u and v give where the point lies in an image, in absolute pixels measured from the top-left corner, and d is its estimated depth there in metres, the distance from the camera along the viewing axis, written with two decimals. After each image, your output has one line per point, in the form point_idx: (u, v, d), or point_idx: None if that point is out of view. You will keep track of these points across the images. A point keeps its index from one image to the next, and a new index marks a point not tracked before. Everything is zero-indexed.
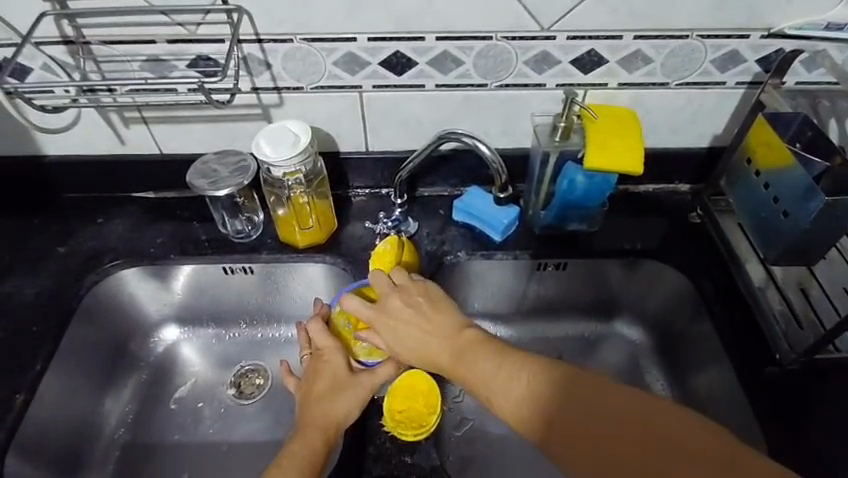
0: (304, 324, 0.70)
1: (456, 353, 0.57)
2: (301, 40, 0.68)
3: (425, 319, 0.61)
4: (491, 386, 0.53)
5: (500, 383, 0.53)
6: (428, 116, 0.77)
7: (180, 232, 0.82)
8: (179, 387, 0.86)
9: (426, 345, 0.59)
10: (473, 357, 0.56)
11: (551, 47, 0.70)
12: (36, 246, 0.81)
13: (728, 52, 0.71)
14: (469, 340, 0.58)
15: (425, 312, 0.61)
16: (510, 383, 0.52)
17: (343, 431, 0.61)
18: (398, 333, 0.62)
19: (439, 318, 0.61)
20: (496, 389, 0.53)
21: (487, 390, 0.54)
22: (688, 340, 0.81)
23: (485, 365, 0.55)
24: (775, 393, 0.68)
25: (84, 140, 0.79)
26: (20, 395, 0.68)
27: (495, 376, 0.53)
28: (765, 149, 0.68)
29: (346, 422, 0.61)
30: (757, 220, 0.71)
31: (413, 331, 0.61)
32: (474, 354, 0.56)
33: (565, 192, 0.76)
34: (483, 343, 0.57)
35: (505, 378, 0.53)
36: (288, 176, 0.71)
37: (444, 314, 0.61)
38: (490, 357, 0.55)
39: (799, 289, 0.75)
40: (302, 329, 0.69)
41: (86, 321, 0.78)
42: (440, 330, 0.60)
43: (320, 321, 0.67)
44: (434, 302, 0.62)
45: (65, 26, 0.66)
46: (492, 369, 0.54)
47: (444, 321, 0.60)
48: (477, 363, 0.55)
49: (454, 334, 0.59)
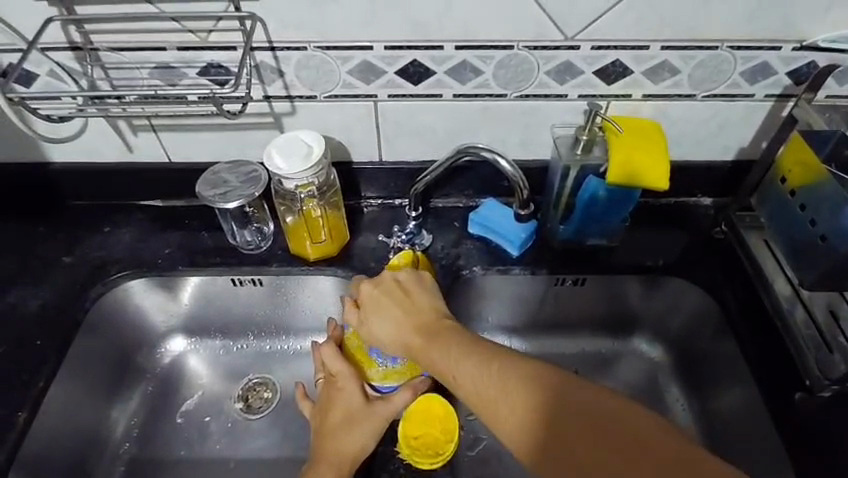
0: (318, 346, 0.68)
1: (434, 339, 0.57)
2: (315, 48, 0.66)
3: (408, 304, 0.62)
4: (462, 373, 0.53)
5: (472, 371, 0.52)
6: (444, 126, 0.75)
7: (188, 241, 0.80)
8: (186, 400, 0.84)
9: (404, 330, 0.60)
10: (460, 352, 0.54)
11: (574, 57, 0.67)
12: (42, 255, 0.79)
13: (759, 64, 0.68)
14: (449, 330, 0.58)
15: (409, 298, 0.62)
16: (484, 371, 0.51)
17: (360, 462, 0.60)
18: (380, 315, 0.62)
19: (422, 306, 0.61)
20: (467, 376, 0.52)
21: (458, 376, 0.53)
22: (710, 360, 0.78)
23: (460, 352, 0.54)
24: (804, 421, 0.65)
25: (91, 147, 0.77)
26: (22, 412, 0.66)
27: (469, 362, 0.53)
28: (802, 169, 0.66)
29: (362, 454, 0.60)
30: (789, 242, 0.68)
31: (395, 315, 0.61)
32: (451, 341, 0.56)
33: (585, 207, 0.74)
34: (462, 333, 0.57)
35: (478, 365, 0.52)
36: (301, 188, 0.69)
37: (427, 302, 0.62)
38: (472, 350, 0.54)
39: (829, 311, 0.71)
40: (315, 352, 0.67)
41: (91, 334, 0.76)
42: (420, 318, 0.60)
43: (333, 347, 0.65)
44: (423, 293, 0.63)
45: (73, 32, 0.64)
46: (466, 355, 0.53)
47: (426, 309, 0.61)
48: (453, 349, 0.55)
49: (435, 324, 0.59)
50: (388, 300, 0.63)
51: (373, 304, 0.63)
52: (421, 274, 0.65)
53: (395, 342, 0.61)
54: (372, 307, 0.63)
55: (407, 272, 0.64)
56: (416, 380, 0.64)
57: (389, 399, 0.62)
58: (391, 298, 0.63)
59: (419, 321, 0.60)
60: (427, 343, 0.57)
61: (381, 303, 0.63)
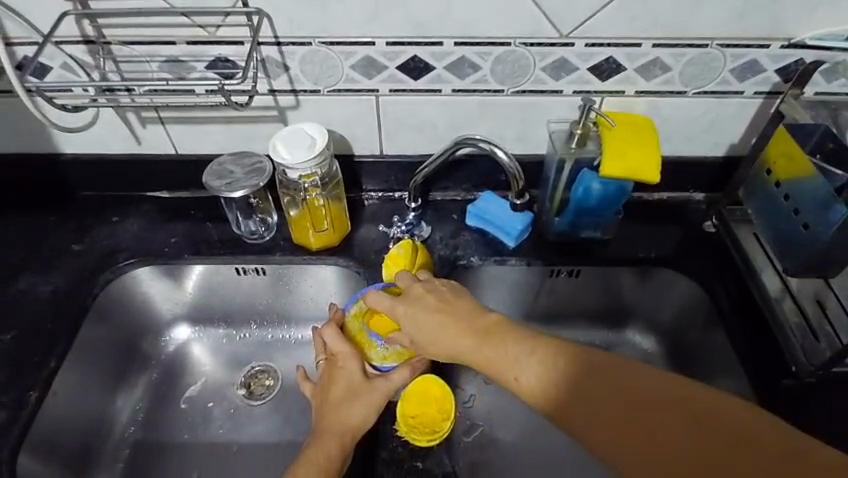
0: (318, 329, 0.71)
1: (482, 340, 0.55)
2: (320, 43, 0.68)
3: (444, 307, 0.59)
4: (523, 371, 0.51)
5: (534, 367, 0.50)
6: (443, 121, 0.77)
7: (194, 231, 0.83)
8: (189, 387, 0.86)
9: (451, 335, 0.57)
10: (504, 347, 0.53)
11: (569, 54, 0.70)
12: (52, 243, 0.81)
13: (748, 61, 0.70)
14: (493, 326, 0.56)
15: (445, 302, 0.60)
16: (546, 368, 0.50)
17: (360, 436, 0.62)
18: (421, 326, 0.59)
19: (461, 307, 0.59)
20: (529, 373, 0.50)
21: (518, 375, 0.51)
22: (701, 351, 0.80)
23: (516, 350, 0.52)
24: (791, 406, 0.67)
25: (101, 139, 0.79)
26: (33, 393, 0.69)
27: (528, 358, 0.51)
28: (786, 161, 0.68)
29: (363, 428, 0.62)
30: (777, 234, 0.70)
31: (435, 322, 0.59)
32: (502, 339, 0.54)
33: (580, 199, 0.76)
34: (510, 327, 0.55)
35: (538, 358, 0.51)
36: (304, 178, 0.71)
37: (465, 302, 0.60)
38: (516, 343, 0.53)
39: (815, 301, 0.74)
40: (315, 335, 0.70)
41: (100, 320, 0.78)
42: (463, 319, 0.57)
43: (334, 327, 0.68)
44: (456, 296, 0.61)
45: (86, 26, 0.66)
46: (523, 352, 0.52)
47: (466, 309, 0.59)
48: (508, 349, 0.53)
49: (480, 320, 0.57)
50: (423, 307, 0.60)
51: (411, 318, 0.60)
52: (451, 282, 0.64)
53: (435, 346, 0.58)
54: (410, 320, 0.60)
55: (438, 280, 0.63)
56: (415, 359, 0.67)
57: (389, 377, 0.65)
58: (427, 307, 0.60)
59: (462, 323, 0.57)
60: (476, 344, 0.55)
61: (418, 315, 0.60)
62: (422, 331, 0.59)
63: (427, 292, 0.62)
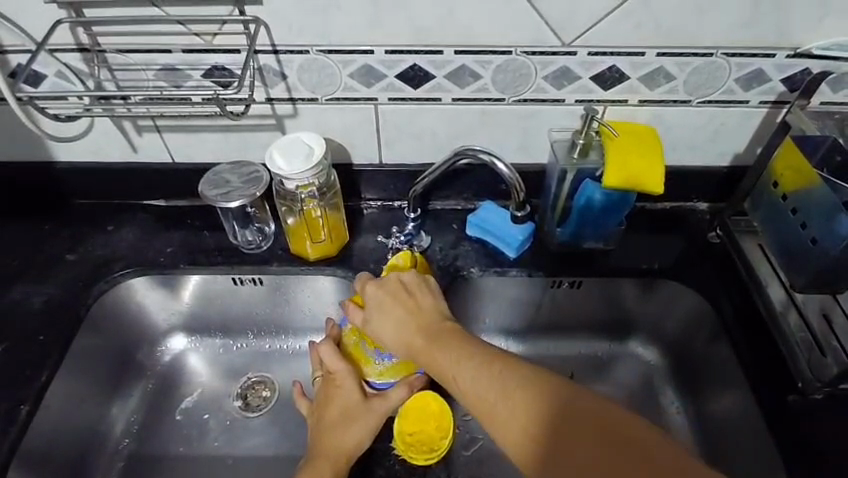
0: (317, 345, 0.69)
1: (434, 339, 0.58)
2: (318, 52, 0.67)
3: (409, 304, 0.62)
4: (464, 376, 0.54)
5: (476, 372, 0.53)
6: (444, 130, 0.76)
7: (191, 241, 0.81)
8: (185, 398, 0.85)
9: (406, 331, 0.61)
10: (451, 349, 0.56)
11: (571, 63, 0.69)
12: (46, 253, 0.80)
13: (753, 71, 0.69)
14: (448, 331, 0.59)
15: (409, 297, 0.63)
16: (481, 372, 0.53)
17: (356, 457, 0.62)
18: (381, 313, 0.63)
19: (424, 305, 0.62)
20: (465, 375, 0.53)
21: (459, 377, 0.54)
22: (705, 364, 0.79)
23: (460, 353, 0.55)
24: (796, 422, 0.66)
25: (97, 147, 0.78)
26: (25, 406, 0.67)
27: (470, 362, 0.54)
28: (792, 173, 0.67)
29: (359, 449, 0.62)
30: (783, 246, 0.69)
31: (396, 314, 0.62)
32: (454, 343, 0.57)
33: (582, 209, 0.75)
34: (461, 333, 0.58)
35: (477, 363, 0.53)
36: (302, 188, 0.70)
37: (428, 301, 0.63)
38: (468, 349, 0.56)
39: (821, 314, 0.72)
40: (314, 351, 0.68)
41: (94, 330, 0.77)
42: (423, 318, 0.61)
43: (332, 346, 0.66)
44: (423, 292, 0.64)
45: (81, 34, 0.65)
46: (465, 355, 0.55)
47: (427, 308, 0.62)
48: (455, 350, 0.56)
49: (436, 322, 0.60)
50: (390, 297, 0.63)
51: (376, 301, 0.64)
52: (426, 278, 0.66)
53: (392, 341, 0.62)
54: (375, 305, 0.64)
55: (412, 272, 0.65)
56: (413, 378, 0.65)
57: (386, 397, 0.63)
58: (394, 300, 0.63)
59: (419, 320, 0.61)
60: (429, 344, 0.58)
61: (383, 302, 0.63)
62: (381, 320, 0.63)
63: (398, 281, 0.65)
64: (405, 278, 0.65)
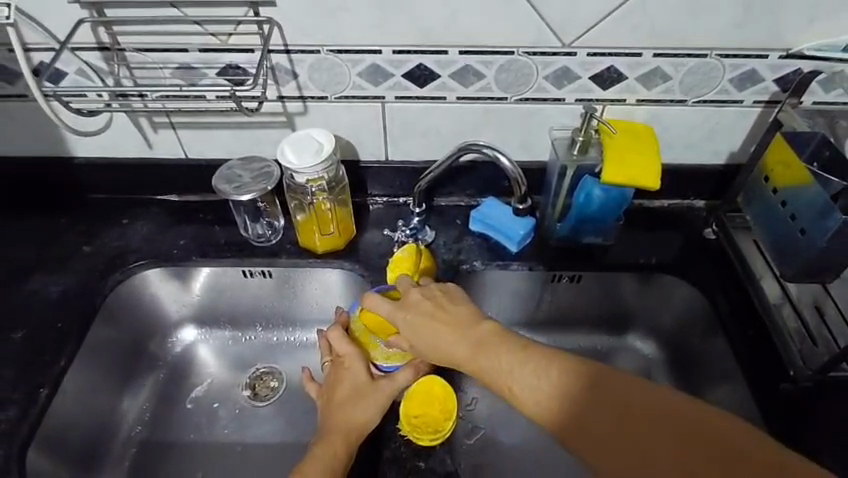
0: (325, 332, 0.73)
1: (479, 347, 0.58)
2: (328, 51, 0.70)
3: (442, 315, 0.62)
4: (515, 381, 0.54)
5: (527, 377, 0.53)
6: (448, 127, 0.79)
7: (202, 234, 0.84)
8: (196, 387, 0.87)
9: (449, 344, 0.60)
10: (495, 355, 0.56)
11: (572, 63, 0.71)
12: (63, 245, 0.83)
13: (747, 71, 0.72)
14: (487, 334, 0.58)
15: (443, 312, 0.62)
16: (535, 376, 0.53)
17: (366, 434, 0.64)
18: (419, 333, 0.63)
19: (457, 313, 0.62)
20: (520, 383, 0.54)
21: (511, 384, 0.54)
22: (701, 356, 0.81)
23: (510, 360, 0.55)
24: (789, 409, 0.68)
25: (113, 143, 0.81)
26: (44, 390, 0.70)
27: (523, 369, 0.54)
28: (783, 169, 0.69)
29: (368, 427, 0.64)
30: (775, 238, 0.72)
31: (434, 331, 0.61)
32: (495, 347, 0.57)
33: (582, 205, 0.78)
34: (502, 336, 0.58)
35: (530, 369, 0.53)
36: (311, 182, 0.73)
37: (460, 309, 0.62)
38: (511, 352, 0.56)
39: (814, 306, 0.75)
40: (322, 337, 0.73)
41: (109, 319, 0.80)
42: (463, 328, 0.60)
43: (341, 331, 0.71)
44: (451, 300, 0.64)
45: (102, 33, 0.68)
46: (514, 362, 0.55)
47: (463, 316, 0.61)
48: (502, 359, 0.56)
49: (478, 327, 0.60)
50: (420, 311, 0.63)
51: (410, 320, 0.63)
52: (446, 287, 0.66)
53: (432, 352, 0.62)
54: (411, 329, 0.63)
55: (430, 286, 0.65)
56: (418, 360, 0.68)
57: (393, 377, 0.67)
58: (426, 312, 0.63)
59: (459, 332, 0.60)
60: (476, 354, 0.58)
61: (417, 324, 0.63)
62: (422, 340, 0.62)
63: (423, 299, 0.65)
64: (423, 292, 0.65)
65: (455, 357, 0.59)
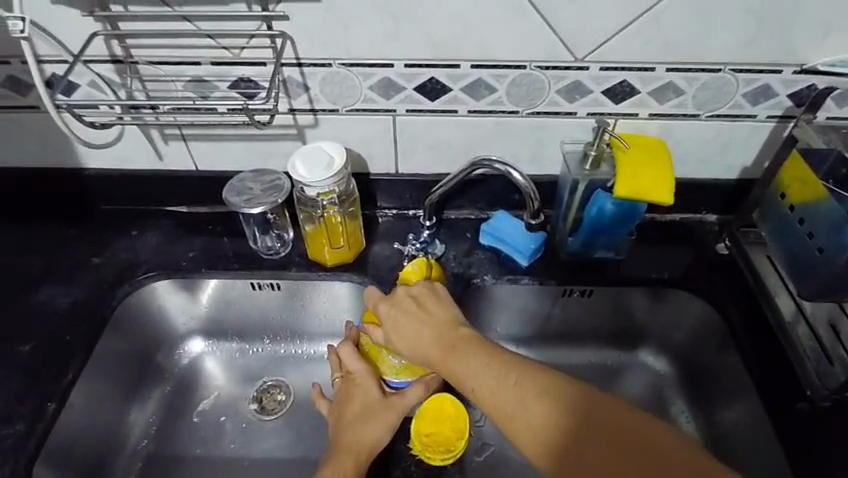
0: (335, 348, 0.73)
1: (454, 350, 0.60)
2: (340, 65, 0.70)
3: (422, 315, 0.64)
4: (477, 381, 0.56)
5: (489, 378, 0.55)
6: (459, 141, 0.78)
7: (211, 246, 0.84)
8: (203, 400, 0.87)
9: (425, 345, 0.62)
10: (465, 356, 0.58)
11: (584, 77, 0.71)
12: (72, 256, 0.83)
13: (761, 86, 0.71)
14: (461, 338, 0.61)
15: (425, 312, 0.65)
16: (501, 380, 0.55)
17: (377, 452, 0.65)
18: (400, 331, 0.65)
19: (438, 316, 0.64)
20: (486, 385, 0.55)
21: (473, 383, 0.56)
22: (714, 373, 0.80)
23: (480, 364, 0.57)
24: (805, 429, 0.67)
25: (124, 155, 0.81)
26: (52, 403, 0.69)
27: (487, 371, 0.56)
28: (800, 186, 0.69)
29: (379, 445, 0.65)
30: (791, 255, 0.71)
31: (414, 330, 0.64)
32: (466, 350, 0.59)
33: (593, 218, 0.77)
34: (478, 341, 0.60)
35: (495, 372, 0.55)
36: (323, 195, 0.72)
37: (443, 311, 0.65)
38: (480, 355, 0.58)
39: (829, 324, 0.72)
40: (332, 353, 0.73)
41: (117, 332, 0.79)
42: (440, 329, 0.62)
43: (350, 347, 0.71)
44: (433, 298, 0.66)
45: (115, 46, 0.68)
46: (483, 365, 0.57)
47: (442, 317, 0.64)
48: (475, 362, 0.57)
49: (455, 331, 0.62)
50: (401, 307, 0.66)
51: (390, 317, 0.66)
52: (433, 285, 0.68)
53: (408, 349, 0.64)
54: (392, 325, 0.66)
55: (419, 283, 0.67)
56: (428, 376, 0.68)
57: (403, 394, 0.67)
58: (407, 310, 0.66)
59: (436, 334, 0.62)
60: (450, 355, 0.60)
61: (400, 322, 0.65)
62: (402, 339, 0.65)
63: (408, 296, 0.67)
64: (408, 290, 0.67)
65: (429, 356, 0.62)
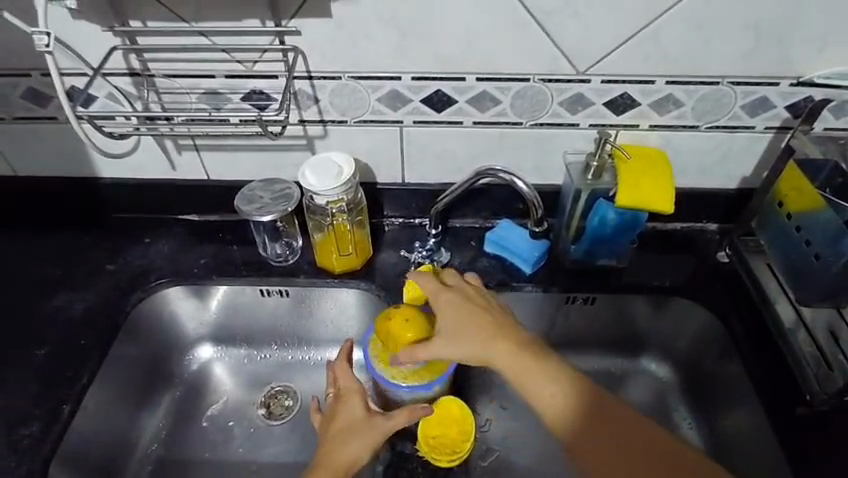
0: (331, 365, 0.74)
1: (509, 346, 0.62)
2: (349, 78, 0.72)
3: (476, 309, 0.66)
4: (529, 375, 0.60)
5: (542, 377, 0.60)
6: (464, 151, 0.81)
7: (221, 254, 0.86)
8: (211, 405, 0.88)
9: (480, 338, 0.63)
10: (517, 352, 0.62)
11: (586, 90, 0.73)
12: (86, 263, 0.85)
13: (758, 98, 0.73)
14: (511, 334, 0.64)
15: (482, 306, 0.66)
16: (554, 379, 0.60)
17: (354, 472, 0.64)
18: (454, 323, 0.65)
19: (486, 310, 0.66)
20: (538, 383, 0.60)
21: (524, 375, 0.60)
22: (716, 379, 0.81)
23: (533, 362, 0.61)
24: (806, 434, 0.68)
25: (139, 164, 0.84)
26: (67, 405, 0.71)
27: (540, 369, 0.60)
28: (796, 194, 0.71)
29: (355, 466, 0.64)
30: (789, 262, 0.72)
31: (471, 322, 0.64)
32: (518, 345, 0.62)
33: (596, 228, 0.79)
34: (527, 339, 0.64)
35: (546, 371, 0.60)
36: (332, 203, 0.75)
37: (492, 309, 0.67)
38: (531, 353, 0.62)
39: (829, 333, 0.73)
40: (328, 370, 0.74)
41: (130, 336, 0.81)
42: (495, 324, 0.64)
43: (345, 367, 0.71)
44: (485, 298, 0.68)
45: (133, 60, 0.71)
46: (535, 361, 0.61)
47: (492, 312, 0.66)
48: (531, 360, 0.61)
49: (508, 328, 0.64)
50: (459, 301, 0.66)
51: (447, 309, 0.66)
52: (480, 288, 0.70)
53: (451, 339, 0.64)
54: (448, 316, 0.65)
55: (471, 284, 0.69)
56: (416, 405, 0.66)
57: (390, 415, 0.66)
58: (462, 303, 0.66)
59: (493, 329, 0.63)
60: (505, 352, 0.62)
61: (457, 313, 0.65)
62: (457, 331, 0.64)
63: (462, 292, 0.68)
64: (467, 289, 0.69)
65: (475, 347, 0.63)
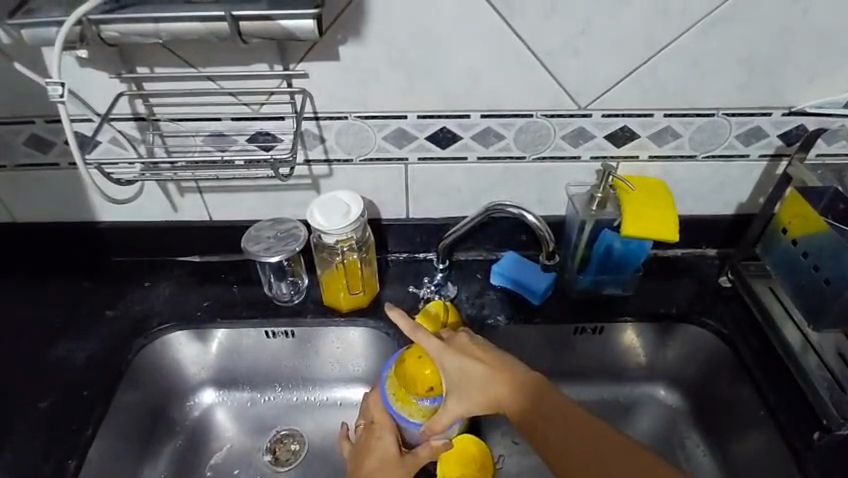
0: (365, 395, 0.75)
1: (511, 382, 0.63)
2: (355, 117, 0.73)
3: (473, 353, 0.66)
4: (522, 406, 0.62)
5: (533, 406, 0.62)
6: (469, 186, 0.81)
7: (225, 296, 0.84)
8: (214, 453, 0.85)
9: (484, 384, 0.64)
10: (511, 386, 0.63)
11: (586, 124, 0.75)
12: (86, 309, 0.83)
13: (752, 128, 0.76)
14: (505, 365, 0.65)
15: (482, 349, 0.66)
16: (545, 406, 0.62)
17: None
18: (459, 376, 0.65)
19: (481, 350, 0.66)
20: (530, 410, 0.62)
21: (518, 405, 0.62)
22: (727, 405, 0.81)
23: (524, 391, 0.63)
24: (826, 461, 0.68)
25: (140, 207, 0.83)
26: (72, 460, 0.68)
27: (530, 397, 0.62)
28: (800, 221, 0.73)
29: None
30: (798, 287, 0.74)
31: (475, 368, 0.64)
32: (511, 376, 0.64)
33: (601, 255, 0.80)
34: (520, 370, 0.64)
35: (536, 399, 0.62)
36: (341, 242, 0.74)
37: (485, 349, 0.66)
38: (524, 383, 0.63)
39: (838, 354, 0.74)
40: (362, 401, 0.74)
41: (133, 384, 0.79)
42: (495, 361, 0.65)
43: (378, 398, 0.72)
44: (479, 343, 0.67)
45: (138, 105, 0.71)
46: (526, 390, 0.63)
47: (485, 350, 0.66)
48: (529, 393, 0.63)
49: (508, 363, 0.65)
50: (458, 351, 0.66)
51: (450, 359, 0.65)
52: (472, 334, 0.69)
53: (455, 386, 0.65)
54: (456, 368, 0.65)
55: (464, 335, 0.68)
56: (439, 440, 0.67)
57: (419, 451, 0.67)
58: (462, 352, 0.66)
59: (495, 369, 0.64)
60: (509, 389, 0.63)
61: (465, 365, 0.65)
62: (463, 384, 0.64)
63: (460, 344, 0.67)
64: (466, 342, 0.68)
65: (476, 389, 0.64)
